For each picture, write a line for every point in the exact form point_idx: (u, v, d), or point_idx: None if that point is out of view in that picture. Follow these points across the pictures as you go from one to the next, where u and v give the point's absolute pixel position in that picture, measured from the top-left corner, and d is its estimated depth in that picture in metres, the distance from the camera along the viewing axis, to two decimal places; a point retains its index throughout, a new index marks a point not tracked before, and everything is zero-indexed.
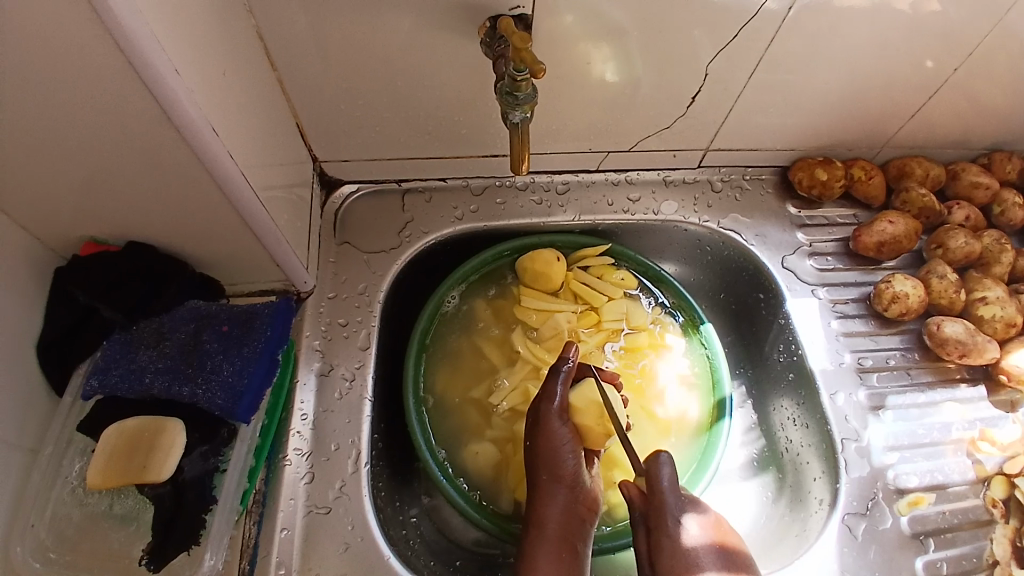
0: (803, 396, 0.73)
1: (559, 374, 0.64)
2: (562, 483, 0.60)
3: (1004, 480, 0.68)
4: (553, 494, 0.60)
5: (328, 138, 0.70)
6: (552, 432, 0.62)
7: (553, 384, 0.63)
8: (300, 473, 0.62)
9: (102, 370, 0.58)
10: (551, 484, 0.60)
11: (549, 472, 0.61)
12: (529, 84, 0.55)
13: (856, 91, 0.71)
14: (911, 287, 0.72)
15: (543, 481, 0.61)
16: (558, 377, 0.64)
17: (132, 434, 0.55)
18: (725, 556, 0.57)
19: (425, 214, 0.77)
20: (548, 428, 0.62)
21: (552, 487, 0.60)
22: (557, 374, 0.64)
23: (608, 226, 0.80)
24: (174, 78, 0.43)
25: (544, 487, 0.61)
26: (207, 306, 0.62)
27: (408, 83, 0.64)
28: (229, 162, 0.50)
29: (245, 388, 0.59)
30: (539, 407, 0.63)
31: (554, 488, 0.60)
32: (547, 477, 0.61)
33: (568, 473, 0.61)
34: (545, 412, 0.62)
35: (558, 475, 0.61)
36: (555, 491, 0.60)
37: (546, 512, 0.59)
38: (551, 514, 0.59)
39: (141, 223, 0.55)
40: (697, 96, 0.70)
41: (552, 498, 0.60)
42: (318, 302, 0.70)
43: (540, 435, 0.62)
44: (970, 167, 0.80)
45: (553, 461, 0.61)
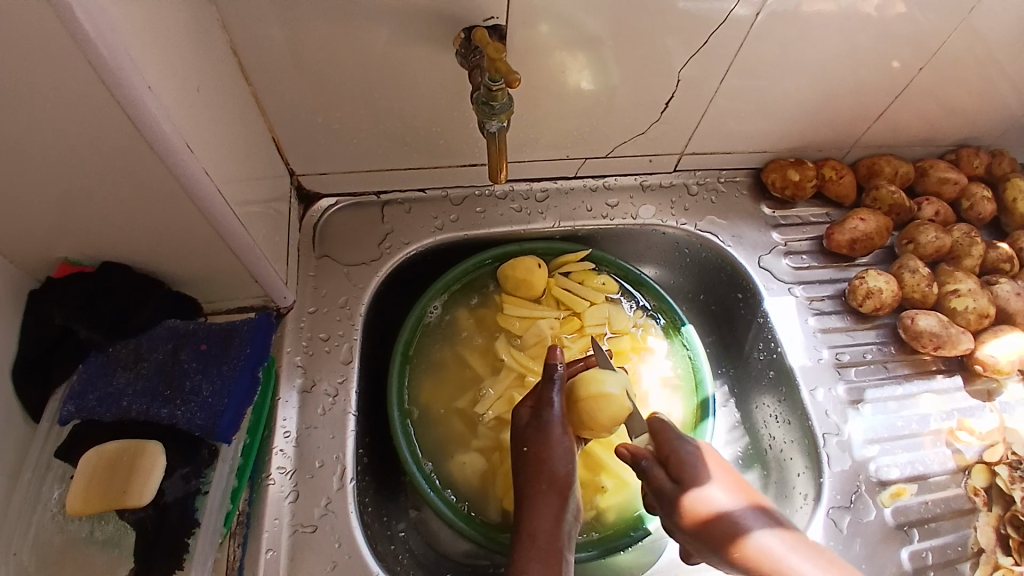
0: (784, 392, 0.74)
1: (554, 380, 0.63)
2: (560, 491, 0.60)
3: (984, 468, 0.70)
4: (551, 503, 0.59)
5: (306, 151, 0.70)
6: (554, 443, 0.61)
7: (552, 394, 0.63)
8: (284, 491, 0.61)
9: (78, 394, 0.57)
10: (549, 493, 0.59)
11: (548, 482, 0.60)
12: (505, 94, 0.56)
13: (825, 93, 0.73)
14: (884, 283, 0.74)
15: (539, 490, 0.60)
16: (553, 386, 0.63)
17: (113, 457, 0.54)
18: (764, 513, 0.55)
19: (405, 226, 0.77)
20: (549, 436, 0.61)
21: (549, 496, 0.59)
22: (553, 382, 0.63)
23: (587, 231, 0.81)
24: (149, 96, 0.43)
25: (540, 495, 0.60)
26: (185, 325, 0.61)
27: (384, 95, 0.64)
28: (204, 178, 0.50)
29: (226, 407, 0.59)
30: (540, 418, 0.62)
31: (553, 497, 0.59)
32: (546, 487, 0.60)
33: (566, 480, 0.60)
34: (546, 420, 0.62)
35: (557, 483, 0.60)
36: (552, 499, 0.59)
37: (544, 522, 0.58)
38: (547, 523, 0.58)
39: (116, 243, 0.54)
40: (671, 101, 0.71)
41: (550, 507, 0.59)
42: (299, 317, 0.70)
43: (539, 444, 0.61)
44: (937, 164, 0.82)
45: (552, 470, 0.60)
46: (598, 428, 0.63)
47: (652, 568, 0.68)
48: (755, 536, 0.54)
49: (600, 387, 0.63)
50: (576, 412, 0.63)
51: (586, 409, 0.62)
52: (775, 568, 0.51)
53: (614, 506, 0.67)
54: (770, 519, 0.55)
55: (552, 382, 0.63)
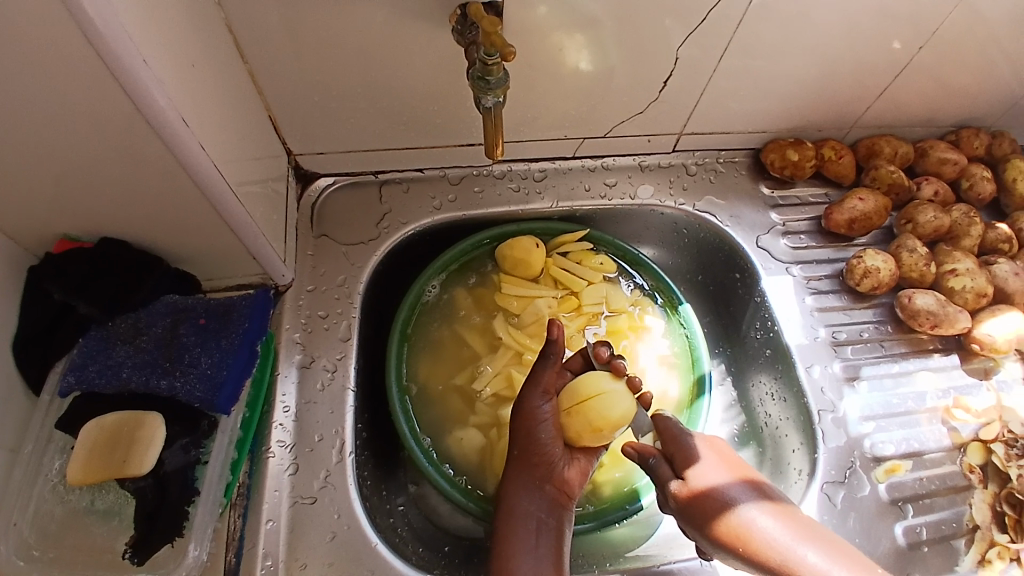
0: (780, 370, 0.75)
1: (548, 359, 0.63)
2: (535, 462, 0.61)
3: (980, 446, 0.70)
4: (523, 472, 0.61)
5: (303, 130, 0.70)
6: (534, 415, 0.62)
7: (542, 370, 0.63)
8: (284, 464, 0.62)
9: (79, 367, 0.58)
10: (522, 461, 0.61)
11: (522, 451, 0.61)
12: (500, 68, 0.55)
13: (825, 73, 0.72)
14: (882, 261, 0.74)
15: (514, 457, 0.62)
16: (546, 364, 0.63)
17: (113, 429, 0.55)
18: (756, 490, 0.58)
19: (403, 205, 0.77)
20: (528, 408, 0.62)
21: (523, 465, 0.61)
22: (546, 360, 0.63)
23: (585, 212, 0.81)
24: (143, 68, 0.43)
25: (515, 464, 0.62)
26: (183, 301, 0.61)
27: (381, 73, 0.64)
28: (199, 152, 0.50)
29: (225, 379, 0.59)
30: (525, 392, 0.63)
31: (526, 467, 0.61)
32: (519, 455, 0.62)
33: (542, 453, 0.61)
34: (527, 395, 0.63)
35: (530, 454, 0.61)
36: (527, 469, 0.61)
37: (514, 488, 0.61)
38: (519, 491, 0.61)
39: (114, 219, 0.54)
40: (669, 80, 0.71)
41: (523, 476, 0.61)
42: (298, 295, 0.70)
43: (519, 414, 0.62)
44: (937, 144, 0.82)
45: (528, 439, 0.61)
46: (606, 432, 0.61)
47: (647, 542, 0.69)
48: (744, 509, 0.56)
49: (608, 387, 0.62)
50: (584, 415, 0.61)
51: (596, 409, 0.61)
52: (761, 539, 0.54)
53: (609, 483, 0.68)
54: (759, 496, 0.58)
55: (546, 361, 0.63)
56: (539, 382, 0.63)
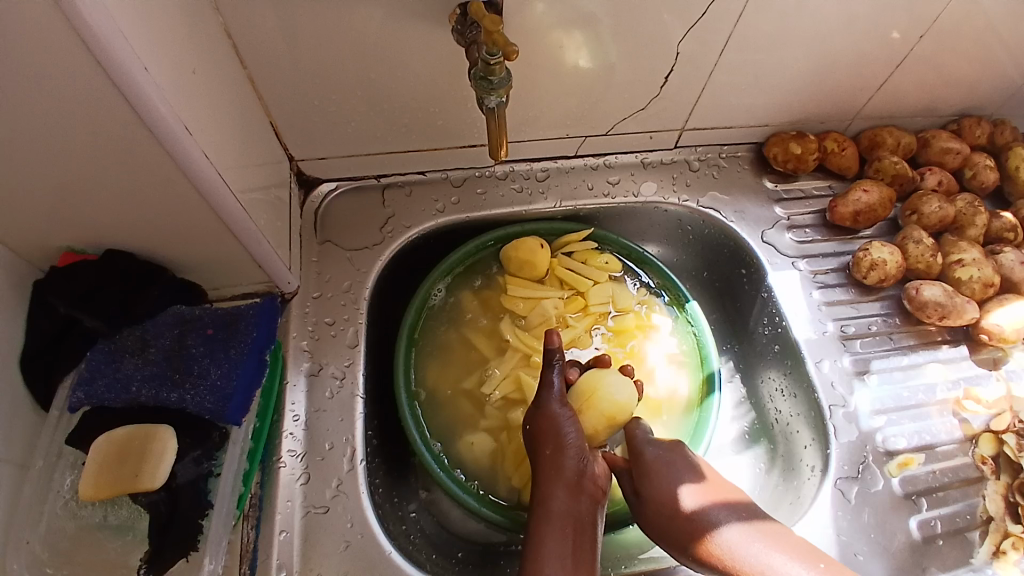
0: (789, 366, 0.74)
1: (553, 365, 0.64)
2: (568, 457, 0.60)
3: (992, 437, 0.70)
4: (558, 469, 0.59)
5: (304, 136, 0.69)
6: (557, 415, 0.61)
7: (550, 375, 0.64)
8: (296, 474, 0.61)
9: (87, 381, 0.57)
10: (556, 458, 0.60)
11: (554, 447, 0.60)
12: (502, 68, 0.55)
13: (826, 65, 0.72)
14: (888, 254, 0.74)
15: (546, 456, 0.60)
16: (553, 368, 0.64)
17: (123, 444, 0.55)
18: (731, 510, 0.58)
19: (406, 209, 0.77)
20: (548, 409, 0.62)
21: (556, 462, 0.60)
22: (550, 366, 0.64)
23: (589, 211, 0.81)
24: (144, 78, 0.43)
25: (548, 462, 0.60)
26: (189, 310, 0.61)
27: (381, 76, 0.64)
28: (203, 161, 0.50)
29: (234, 390, 0.59)
30: (540, 395, 0.63)
31: (560, 464, 0.59)
32: (552, 452, 0.60)
33: (573, 447, 0.60)
34: (546, 398, 0.63)
35: (563, 449, 0.60)
36: (560, 466, 0.59)
37: (551, 488, 0.59)
38: (556, 490, 0.58)
39: (118, 231, 0.54)
40: (670, 76, 0.70)
41: (558, 473, 0.59)
42: (303, 302, 0.70)
43: (541, 415, 0.62)
44: (940, 134, 0.82)
45: (557, 436, 0.60)
46: (619, 418, 0.65)
47: None
48: (722, 534, 0.56)
49: (611, 374, 0.66)
50: (595, 409, 0.64)
51: (605, 398, 0.64)
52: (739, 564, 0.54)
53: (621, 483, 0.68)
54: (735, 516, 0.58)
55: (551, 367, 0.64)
56: (551, 385, 0.64)
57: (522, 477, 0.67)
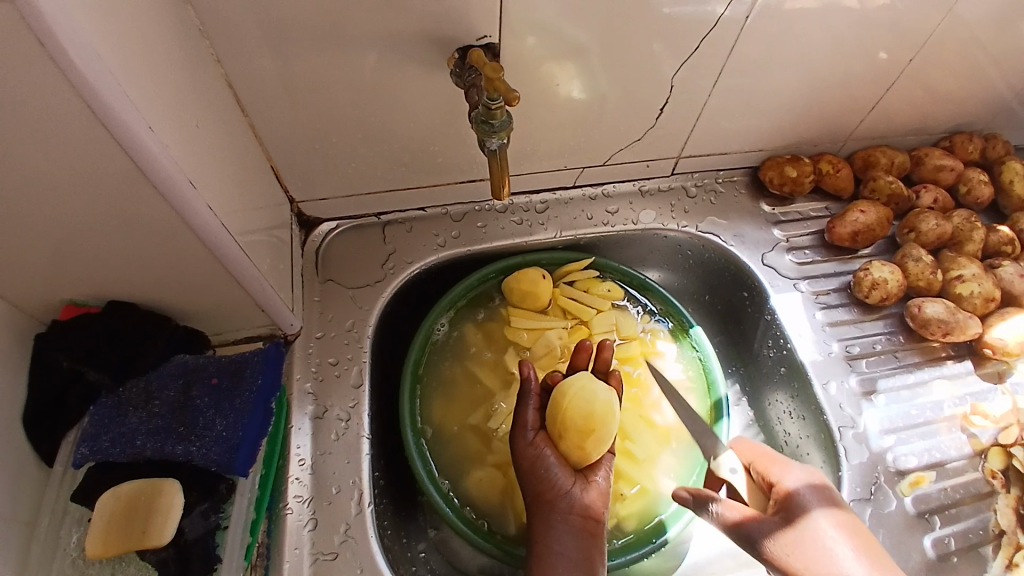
0: (797, 388, 0.74)
1: (529, 399, 0.64)
2: (551, 499, 0.59)
3: (1000, 450, 0.70)
4: (545, 514, 0.59)
5: (305, 178, 0.70)
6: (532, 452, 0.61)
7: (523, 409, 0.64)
8: (303, 520, 0.60)
9: (92, 437, 0.56)
10: (539, 503, 0.60)
11: (534, 493, 0.60)
12: (503, 111, 0.55)
13: (816, 89, 0.74)
14: (889, 273, 0.74)
15: (530, 502, 0.60)
16: (529, 401, 0.64)
17: (131, 498, 0.54)
18: (825, 495, 0.57)
19: (407, 244, 0.77)
20: (520, 446, 0.62)
21: (541, 508, 0.59)
22: (526, 398, 0.64)
23: (589, 239, 0.81)
24: (149, 136, 0.43)
25: (535, 508, 0.60)
26: (194, 360, 0.60)
27: (380, 118, 0.65)
28: (206, 211, 0.49)
29: (241, 440, 0.58)
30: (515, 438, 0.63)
31: (545, 509, 0.59)
32: (534, 498, 0.60)
33: (552, 488, 0.59)
34: (521, 436, 0.62)
35: (543, 492, 0.60)
36: (546, 510, 0.59)
37: (543, 534, 0.58)
38: (549, 536, 0.58)
39: (124, 282, 0.54)
40: (665, 107, 0.72)
41: (545, 518, 0.59)
42: (307, 343, 0.69)
43: (519, 459, 0.62)
44: (932, 151, 0.83)
45: (536, 477, 0.60)
46: (598, 430, 0.60)
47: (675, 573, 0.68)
48: (817, 517, 0.55)
49: (585, 381, 0.62)
50: (570, 424, 0.60)
51: (577, 409, 0.60)
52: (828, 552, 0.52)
53: (634, 514, 0.67)
54: (830, 502, 0.57)
55: (528, 399, 0.64)
56: (525, 422, 0.63)
57: None
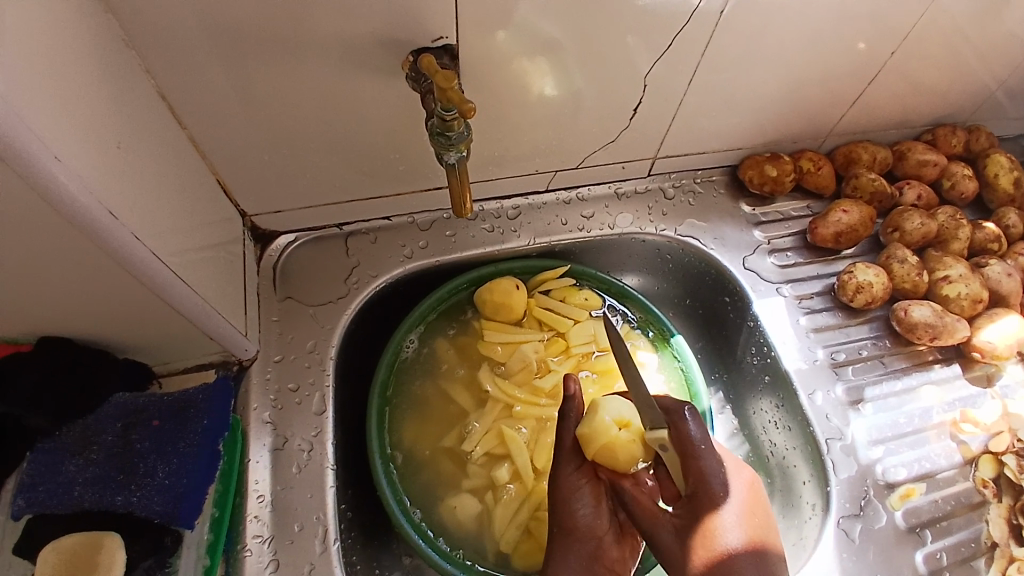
0: (782, 397, 0.72)
1: (568, 420, 0.60)
2: (578, 538, 0.56)
3: (991, 458, 0.68)
4: (568, 551, 0.56)
5: (257, 191, 0.65)
6: (569, 485, 0.57)
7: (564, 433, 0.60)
8: (263, 562, 0.56)
9: (28, 487, 0.52)
10: (565, 539, 0.56)
11: (561, 527, 0.57)
12: (461, 122, 0.51)
13: (795, 85, 0.70)
14: (874, 275, 0.72)
15: (555, 534, 0.57)
16: (568, 427, 0.60)
17: (71, 554, 0.50)
18: (759, 557, 0.50)
19: (372, 257, 0.73)
20: (562, 474, 0.58)
21: (566, 543, 0.56)
22: (566, 423, 0.60)
23: (564, 246, 0.77)
24: (56, 165, 0.38)
25: (557, 543, 0.57)
26: (136, 399, 0.56)
27: (335, 126, 0.60)
28: (133, 241, 0.45)
29: (186, 489, 0.54)
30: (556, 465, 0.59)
31: (569, 545, 0.56)
32: (559, 532, 0.57)
33: (583, 527, 0.56)
34: (559, 464, 0.59)
35: (571, 528, 0.57)
36: (569, 548, 0.56)
37: (560, 572, 0.55)
38: (566, 575, 0.55)
39: (50, 320, 0.49)
40: (639, 107, 0.68)
41: (567, 555, 0.56)
42: (265, 368, 0.65)
43: (554, 487, 0.58)
44: (915, 146, 0.80)
45: (566, 512, 0.57)
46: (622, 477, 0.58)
47: None
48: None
49: (614, 438, 0.56)
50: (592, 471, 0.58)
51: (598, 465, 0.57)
52: None
53: None
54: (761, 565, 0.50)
55: (567, 421, 0.60)
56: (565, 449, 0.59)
57: (510, 544, 0.63)
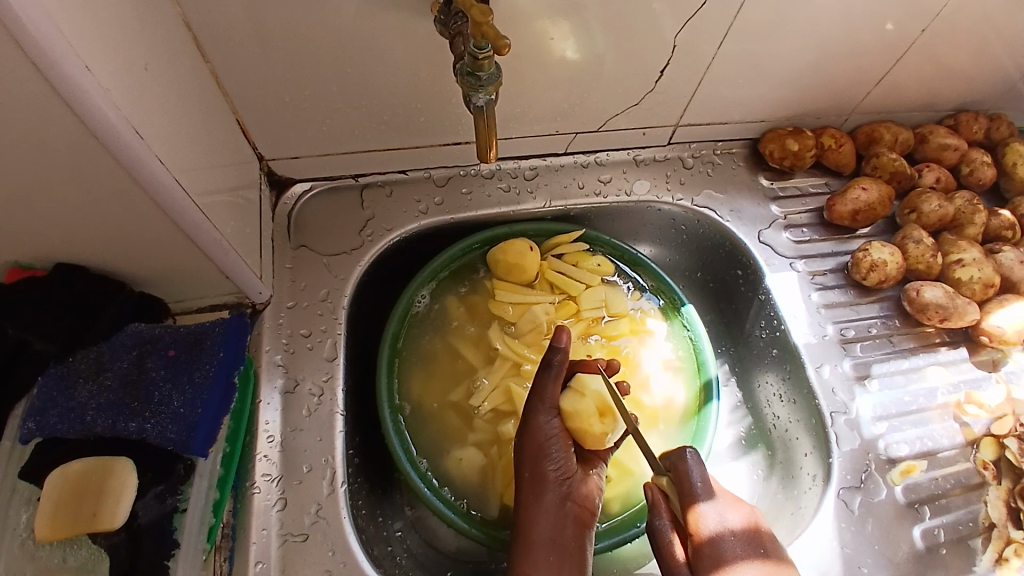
0: (788, 370, 0.72)
1: (551, 367, 0.60)
2: (548, 482, 0.57)
3: (993, 441, 0.69)
4: (539, 494, 0.57)
5: (276, 135, 0.64)
6: (541, 432, 0.59)
7: (546, 383, 0.60)
8: (271, 500, 0.57)
9: (39, 411, 0.52)
10: (535, 484, 0.57)
11: (532, 472, 0.58)
12: (492, 63, 0.50)
13: (824, 58, 0.69)
14: (889, 254, 0.72)
15: (525, 480, 0.58)
16: (548, 373, 0.60)
17: (80, 478, 0.50)
18: (756, 545, 0.53)
19: (387, 210, 0.72)
20: (535, 424, 0.59)
21: (536, 488, 0.57)
22: (548, 370, 0.60)
23: (580, 210, 0.77)
24: (85, 77, 0.37)
25: (529, 487, 0.57)
26: (150, 330, 0.56)
27: (358, 70, 0.59)
28: (157, 164, 0.44)
29: (199, 419, 0.54)
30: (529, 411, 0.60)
31: (540, 490, 0.57)
32: (530, 477, 0.58)
33: (554, 472, 0.57)
34: (534, 409, 0.59)
35: (542, 474, 0.57)
36: (540, 491, 0.57)
37: (532, 515, 0.56)
38: (539, 518, 0.56)
39: (68, 244, 0.49)
40: (665, 70, 0.67)
41: (539, 499, 0.57)
42: (277, 313, 0.65)
43: (525, 436, 0.59)
44: (937, 129, 0.79)
45: (537, 458, 0.58)
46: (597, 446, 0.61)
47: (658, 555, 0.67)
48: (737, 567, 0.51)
49: (588, 427, 0.58)
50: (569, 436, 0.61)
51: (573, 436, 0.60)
52: None
53: (619, 497, 0.64)
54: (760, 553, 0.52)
55: (549, 370, 0.60)
56: (544, 395, 0.60)
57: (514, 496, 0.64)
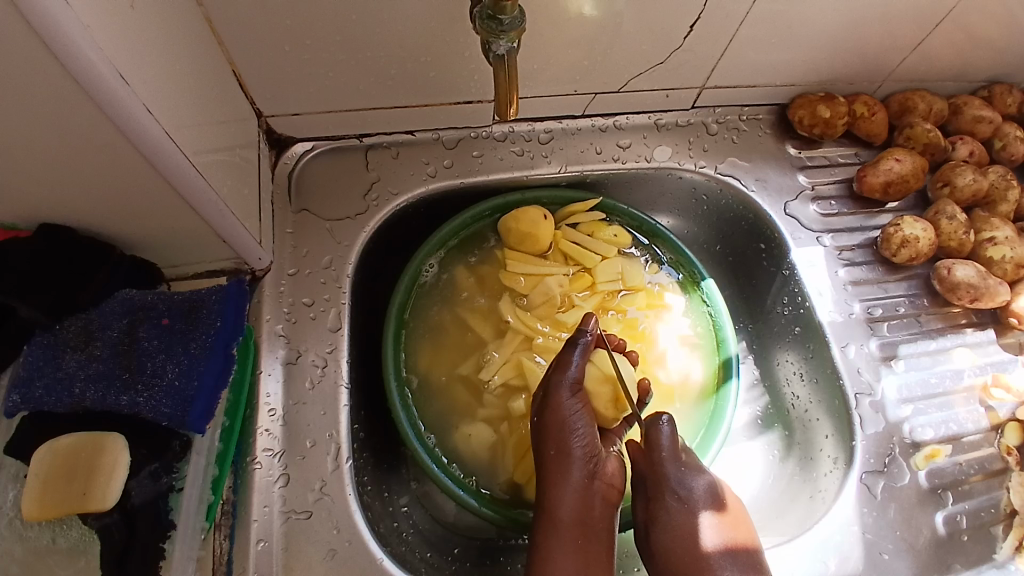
0: (811, 349, 0.69)
1: (578, 345, 0.57)
2: (574, 459, 0.54)
3: (1017, 426, 0.66)
4: (565, 472, 0.54)
5: (275, 89, 0.60)
6: (563, 410, 0.55)
7: (573, 360, 0.57)
8: (273, 476, 0.55)
9: (23, 383, 0.49)
10: (560, 461, 0.55)
11: (557, 449, 0.55)
12: (515, 5, 0.46)
13: (865, 19, 0.64)
14: (921, 230, 0.68)
15: (549, 457, 0.55)
16: (576, 350, 0.57)
17: (69, 455, 0.47)
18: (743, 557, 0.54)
19: (393, 173, 0.68)
20: (558, 401, 0.55)
21: (561, 465, 0.54)
22: (575, 347, 0.57)
23: (596, 177, 0.73)
24: (64, 12, 0.33)
25: (553, 464, 0.55)
26: (141, 296, 0.52)
27: (363, 18, 0.54)
28: (145, 114, 0.40)
29: (196, 392, 0.51)
30: (551, 387, 0.56)
31: (566, 469, 0.54)
32: (555, 454, 0.55)
33: (580, 449, 0.55)
34: (557, 383, 0.56)
35: (568, 451, 0.55)
36: (566, 468, 0.54)
37: (558, 493, 0.54)
38: (564, 498, 0.53)
39: (51, 202, 0.45)
40: (695, 27, 0.62)
41: (565, 477, 0.54)
42: (278, 280, 0.62)
43: (549, 411, 0.55)
44: (972, 100, 0.75)
45: (563, 434, 0.55)
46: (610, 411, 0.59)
47: None
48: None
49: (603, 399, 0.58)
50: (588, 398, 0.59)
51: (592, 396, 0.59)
52: None
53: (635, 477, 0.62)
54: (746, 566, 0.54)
55: (574, 349, 0.57)
56: (567, 369, 0.56)
57: (524, 473, 0.62)
